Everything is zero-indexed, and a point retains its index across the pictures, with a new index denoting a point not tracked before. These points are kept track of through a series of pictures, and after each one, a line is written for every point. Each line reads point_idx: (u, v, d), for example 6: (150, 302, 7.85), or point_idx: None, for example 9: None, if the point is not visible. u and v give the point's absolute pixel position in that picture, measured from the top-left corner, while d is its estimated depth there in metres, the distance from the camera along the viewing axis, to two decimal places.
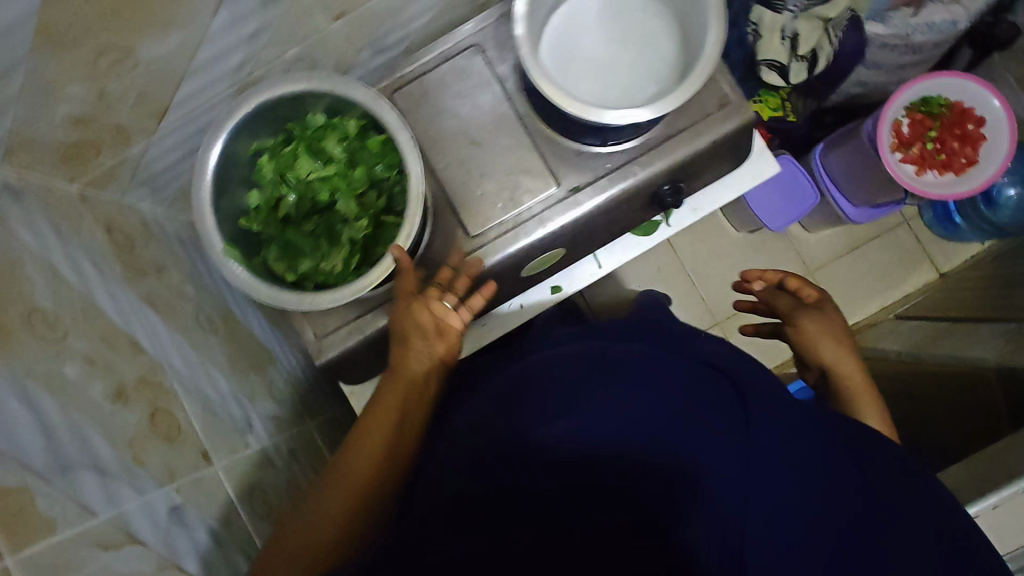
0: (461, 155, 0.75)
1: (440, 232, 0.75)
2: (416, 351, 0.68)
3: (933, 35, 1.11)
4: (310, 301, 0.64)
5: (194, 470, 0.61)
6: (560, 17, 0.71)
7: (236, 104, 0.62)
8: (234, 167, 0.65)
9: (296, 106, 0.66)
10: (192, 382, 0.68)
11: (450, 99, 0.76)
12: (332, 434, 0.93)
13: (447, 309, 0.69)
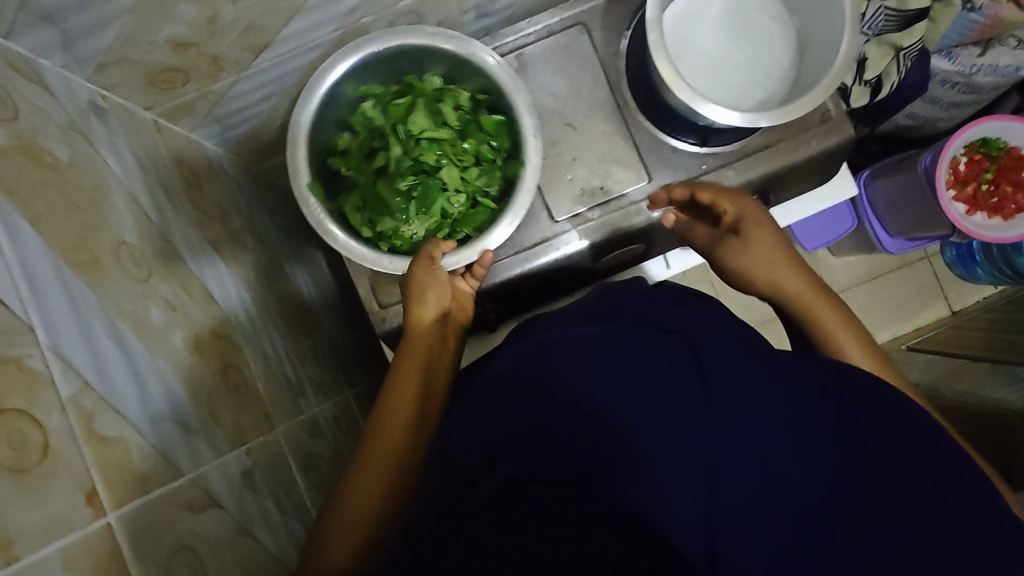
0: (555, 136, 0.73)
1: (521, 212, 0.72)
2: (428, 309, 0.63)
3: (995, 76, 1.15)
4: (378, 259, 0.63)
5: (260, 433, 0.57)
6: (678, 7, 0.69)
7: (363, 45, 0.61)
8: (338, 104, 0.64)
9: (416, 63, 0.66)
10: (253, 338, 0.65)
11: (549, 76, 0.73)
12: (366, 404, 0.90)
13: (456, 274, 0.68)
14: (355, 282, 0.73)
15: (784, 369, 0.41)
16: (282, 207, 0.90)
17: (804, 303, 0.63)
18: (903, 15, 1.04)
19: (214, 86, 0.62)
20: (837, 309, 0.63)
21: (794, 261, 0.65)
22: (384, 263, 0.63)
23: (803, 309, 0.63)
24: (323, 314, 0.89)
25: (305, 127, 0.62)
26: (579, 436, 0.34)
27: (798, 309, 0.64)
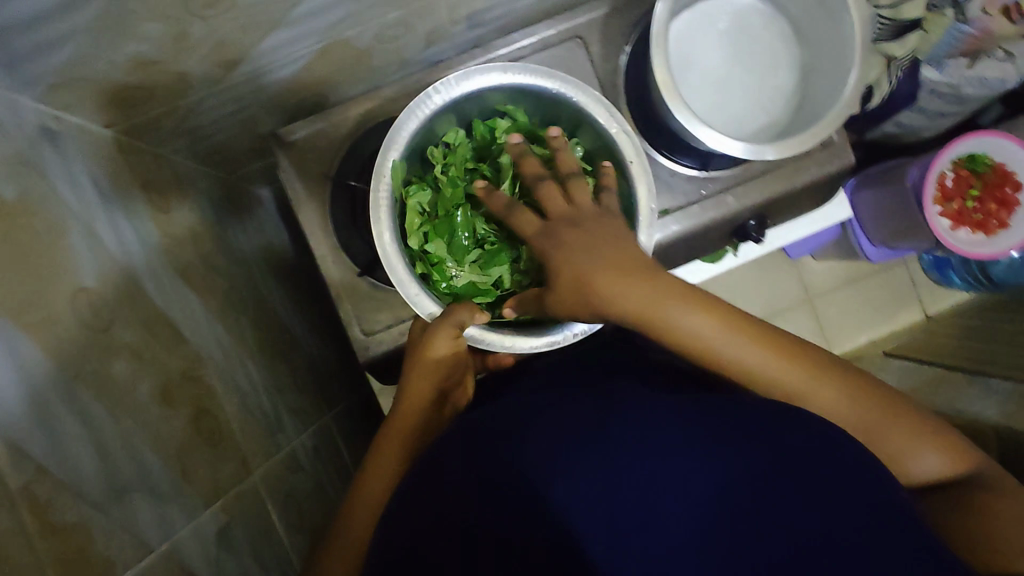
0: None
1: None
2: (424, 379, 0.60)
3: (983, 89, 1.09)
4: (409, 287, 0.57)
5: (236, 481, 0.54)
6: (681, 25, 0.66)
7: (575, 91, 0.59)
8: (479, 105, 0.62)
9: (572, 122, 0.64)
10: (228, 374, 0.60)
11: None
12: (346, 426, 0.86)
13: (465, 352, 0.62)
14: (337, 308, 0.68)
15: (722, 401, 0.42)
16: (255, 219, 0.84)
17: (641, 316, 0.48)
18: (898, 25, 1.05)
19: (182, 101, 0.57)
20: (703, 310, 0.48)
21: (680, 285, 0.49)
22: (409, 293, 0.57)
23: (646, 325, 0.48)
24: (299, 333, 0.84)
25: (430, 110, 0.58)
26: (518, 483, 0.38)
27: (669, 337, 0.48)
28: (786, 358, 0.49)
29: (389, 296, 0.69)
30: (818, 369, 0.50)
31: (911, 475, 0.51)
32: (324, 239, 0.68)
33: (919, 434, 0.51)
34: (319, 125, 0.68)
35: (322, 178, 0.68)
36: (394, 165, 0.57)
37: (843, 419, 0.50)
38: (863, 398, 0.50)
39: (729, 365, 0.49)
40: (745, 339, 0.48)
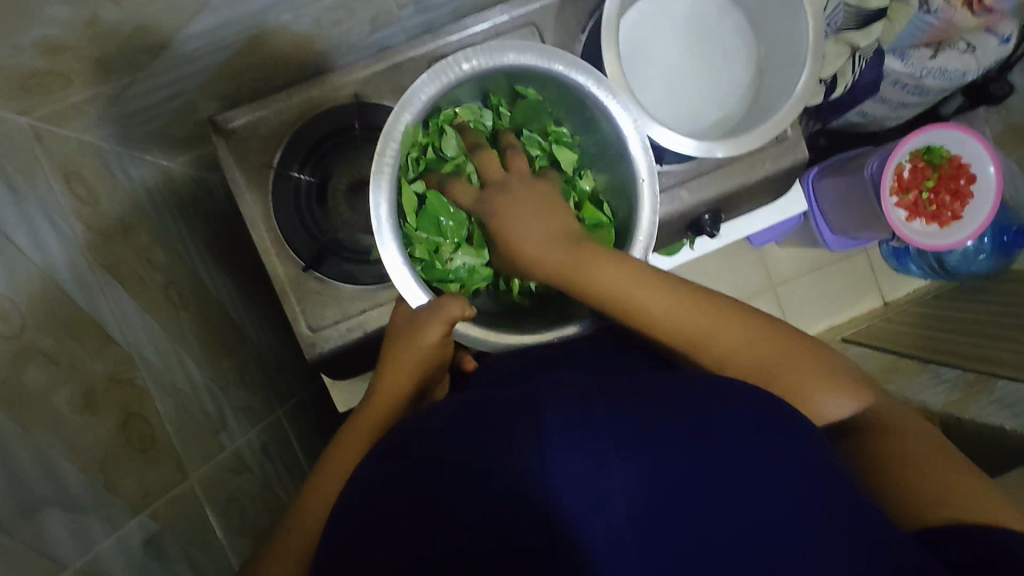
0: None
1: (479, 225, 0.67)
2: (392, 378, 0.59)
3: (943, 81, 1.13)
4: (399, 269, 0.55)
5: (170, 487, 0.52)
6: (636, 16, 0.65)
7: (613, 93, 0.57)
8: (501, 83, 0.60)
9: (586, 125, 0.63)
10: (163, 373, 0.58)
11: None
12: (297, 420, 0.84)
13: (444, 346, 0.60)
14: (281, 303, 0.66)
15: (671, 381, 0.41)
16: (199, 207, 0.81)
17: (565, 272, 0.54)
18: (863, 15, 1.02)
19: (105, 88, 0.54)
20: (619, 269, 0.53)
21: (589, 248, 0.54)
22: (399, 276, 0.56)
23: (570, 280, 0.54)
24: (247, 327, 0.82)
25: (448, 78, 0.56)
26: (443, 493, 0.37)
27: (587, 291, 0.53)
28: (692, 306, 0.52)
29: (336, 291, 0.66)
30: (726, 315, 0.52)
31: (820, 416, 0.51)
32: (266, 232, 0.65)
33: (822, 372, 0.51)
34: (261, 112, 0.64)
35: (263, 170, 0.66)
36: (404, 132, 0.55)
37: (751, 366, 0.51)
38: (772, 343, 0.51)
39: (643, 317, 0.52)
40: (657, 293, 0.52)
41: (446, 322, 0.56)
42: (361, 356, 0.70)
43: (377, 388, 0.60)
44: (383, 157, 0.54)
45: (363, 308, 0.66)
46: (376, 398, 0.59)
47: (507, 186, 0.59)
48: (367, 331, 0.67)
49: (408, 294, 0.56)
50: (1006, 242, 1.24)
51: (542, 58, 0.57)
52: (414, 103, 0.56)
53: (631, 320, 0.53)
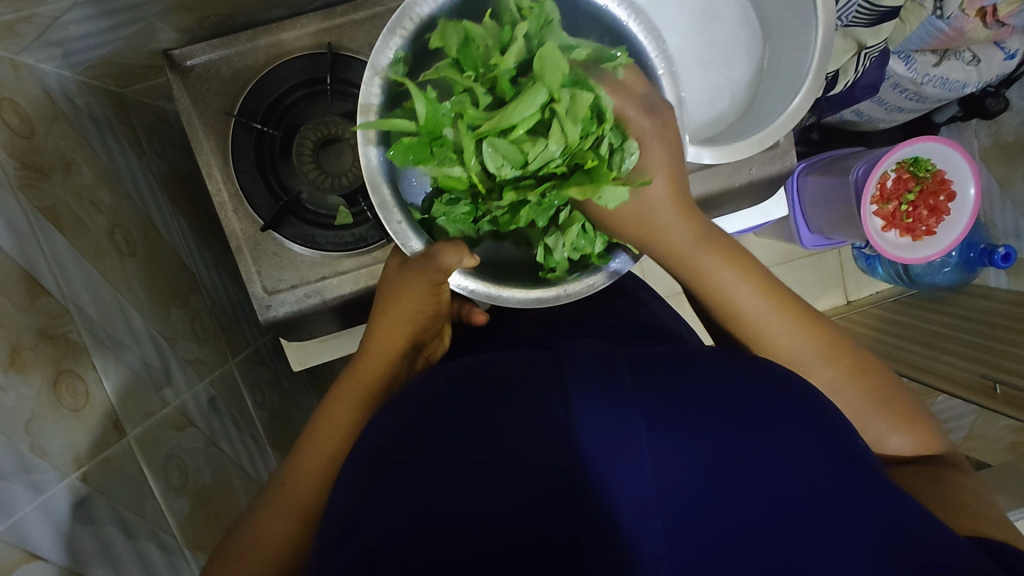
0: None
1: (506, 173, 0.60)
2: (391, 323, 0.57)
3: (942, 91, 1.12)
4: (392, 214, 0.52)
5: (102, 448, 0.50)
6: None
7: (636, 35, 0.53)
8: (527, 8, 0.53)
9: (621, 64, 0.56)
10: (102, 326, 0.55)
11: None
12: (250, 373, 0.83)
13: (437, 299, 0.56)
14: (238, 262, 0.62)
15: (658, 387, 0.40)
16: (154, 142, 0.75)
17: (684, 262, 0.56)
18: (879, 10, 0.98)
19: (40, 9, 0.49)
20: (734, 267, 0.56)
21: (710, 240, 0.56)
22: (392, 222, 0.52)
23: (686, 268, 0.57)
24: (200, 273, 0.78)
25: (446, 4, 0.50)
26: (387, 499, 0.36)
27: (700, 279, 0.57)
28: (801, 327, 0.55)
29: (295, 254, 0.63)
30: (826, 349, 0.55)
31: (882, 449, 0.55)
32: (223, 185, 0.62)
33: (897, 412, 0.55)
34: (222, 53, 0.60)
35: (224, 116, 0.61)
36: (392, 62, 0.49)
37: (840, 395, 0.55)
38: (860, 383, 0.55)
39: (759, 331, 0.55)
40: (773, 306, 0.56)
41: (438, 270, 0.53)
42: (318, 321, 0.67)
43: (374, 337, 0.57)
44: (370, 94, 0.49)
45: (323, 275, 0.64)
46: (373, 348, 0.56)
47: (660, 109, 0.51)
48: (324, 299, 0.64)
49: (398, 239, 0.53)
50: (971, 259, 1.25)
51: None
52: (402, 25, 0.49)
53: (743, 330, 0.57)
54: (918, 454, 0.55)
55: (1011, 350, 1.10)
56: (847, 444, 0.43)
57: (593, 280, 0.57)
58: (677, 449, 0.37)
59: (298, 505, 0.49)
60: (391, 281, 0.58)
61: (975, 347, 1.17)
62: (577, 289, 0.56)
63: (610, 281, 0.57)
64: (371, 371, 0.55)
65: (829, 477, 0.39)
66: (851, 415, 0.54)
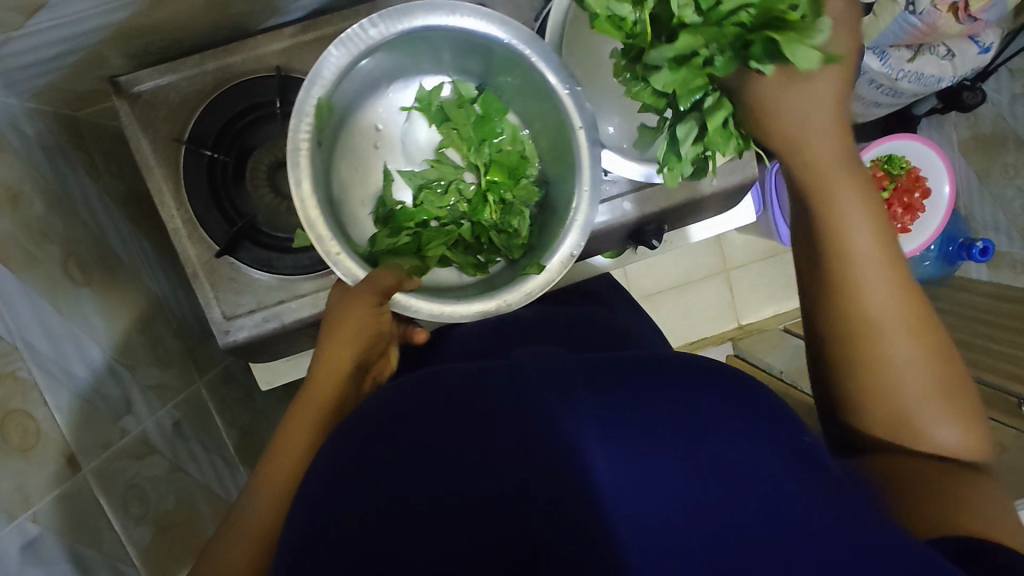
0: (416, 145, 0.67)
1: (444, 202, 0.64)
2: (337, 344, 0.55)
3: (917, 86, 1.11)
4: (330, 247, 0.53)
5: (56, 485, 0.50)
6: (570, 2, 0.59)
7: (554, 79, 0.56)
8: (441, 44, 0.59)
9: (531, 98, 0.61)
10: (53, 360, 0.55)
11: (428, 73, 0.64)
12: (220, 391, 0.82)
13: (380, 316, 0.55)
14: (194, 285, 0.62)
15: (642, 383, 0.39)
16: (112, 163, 0.74)
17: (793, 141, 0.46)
18: None
19: None
20: (847, 164, 0.46)
21: (840, 123, 0.45)
22: (330, 252, 0.53)
23: (794, 148, 0.46)
24: (163, 293, 0.77)
25: (370, 34, 0.54)
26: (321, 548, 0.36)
27: (799, 164, 0.46)
28: (891, 268, 0.46)
29: (252, 279, 0.63)
30: (902, 291, 0.46)
31: (927, 437, 0.44)
32: (176, 211, 0.61)
33: (958, 406, 0.45)
34: (170, 78, 0.59)
35: (171, 142, 0.60)
36: (316, 107, 0.53)
37: (902, 351, 0.45)
38: (925, 343, 0.45)
39: (843, 247, 0.46)
40: (871, 218, 0.46)
41: (379, 292, 0.53)
42: (278, 344, 0.67)
43: (319, 360, 0.55)
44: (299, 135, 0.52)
45: (281, 299, 0.63)
46: (318, 371, 0.54)
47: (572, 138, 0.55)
48: (283, 322, 0.64)
49: (338, 270, 0.54)
50: (949, 253, 1.25)
51: (468, 24, 0.55)
52: (321, 74, 0.54)
53: (823, 237, 0.47)
54: (964, 455, 0.44)
55: (994, 348, 1.09)
56: (811, 438, 0.40)
57: (540, 278, 0.57)
58: (643, 450, 0.36)
59: (247, 541, 0.48)
60: (336, 301, 0.57)
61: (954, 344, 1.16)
62: (534, 283, 0.56)
63: (547, 283, 0.57)
64: (321, 396, 0.53)
65: (812, 484, 0.36)
66: (905, 379, 0.45)
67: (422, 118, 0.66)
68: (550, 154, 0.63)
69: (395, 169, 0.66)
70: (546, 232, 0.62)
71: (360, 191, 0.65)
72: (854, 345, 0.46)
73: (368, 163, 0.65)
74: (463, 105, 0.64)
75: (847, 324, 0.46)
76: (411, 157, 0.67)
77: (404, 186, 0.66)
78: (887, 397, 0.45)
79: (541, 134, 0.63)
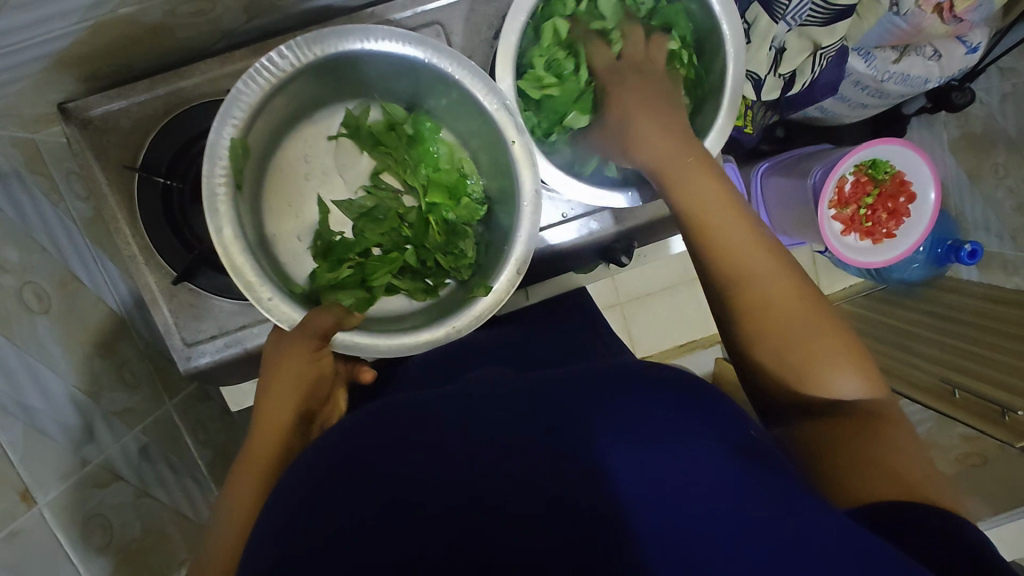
0: (355, 168, 0.70)
1: (387, 225, 0.67)
2: (279, 392, 0.55)
3: (903, 87, 1.09)
4: (258, 293, 0.56)
5: (8, 522, 0.50)
6: (517, 34, 0.59)
7: (468, 82, 0.59)
8: (359, 70, 0.62)
9: (457, 107, 0.64)
10: (7, 394, 0.54)
11: (371, 88, 0.66)
12: (193, 410, 0.82)
13: (319, 358, 0.57)
14: (153, 312, 0.61)
15: (564, 394, 0.43)
16: (76, 184, 0.73)
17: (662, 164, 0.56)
18: (832, 10, 0.96)
19: None
20: (703, 170, 0.55)
21: (676, 134, 0.57)
22: (261, 299, 0.56)
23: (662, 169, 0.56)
24: (129, 315, 0.77)
25: (280, 61, 0.56)
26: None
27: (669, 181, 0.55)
28: (753, 242, 0.52)
29: (213, 304, 0.62)
30: (775, 263, 0.51)
31: (822, 387, 0.47)
32: (132, 238, 0.60)
33: (846, 354, 0.48)
34: (120, 104, 0.58)
35: (126, 170, 0.59)
36: (229, 147, 0.55)
37: (786, 317, 0.49)
38: (805, 303, 0.49)
39: (710, 238, 0.52)
40: (734, 212, 0.53)
41: (314, 333, 0.56)
42: (243, 368, 0.66)
43: (260, 415, 0.55)
44: (213, 179, 0.54)
45: (243, 324, 0.63)
46: (260, 424, 0.54)
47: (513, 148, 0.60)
48: (245, 347, 0.63)
49: (274, 318, 0.56)
50: (939, 255, 1.23)
51: (376, 34, 0.57)
52: (232, 113, 0.55)
53: (703, 235, 0.53)
54: (869, 403, 0.47)
55: (982, 353, 1.08)
56: (752, 433, 0.43)
57: (488, 299, 0.61)
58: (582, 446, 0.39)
59: None
60: (271, 351, 0.58)
61: (941, 348, 1.15)
62: (483, 304, 0.61)
63: (495, 306, 0.61)
64: (267, 446, 0.52)
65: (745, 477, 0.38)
66: (791, 340, 0.48)
67: (353, 146, 0.69)
68: (489, 170, 0.68)
69: (330, 201, 0.69)
70: (493, 248, 0.66)
71: (296, 226, 0.68)
72: (744, 318, 0.50)
73: (301, 197, 0.69)
74: (393, 127, 0.67)
75: (731, 302, 0.51)
76: (346, 186, 0.70)
77: (341, 217, 0.70)
78: (778, 355, 0.48)
79: (480, 151, 0.68)
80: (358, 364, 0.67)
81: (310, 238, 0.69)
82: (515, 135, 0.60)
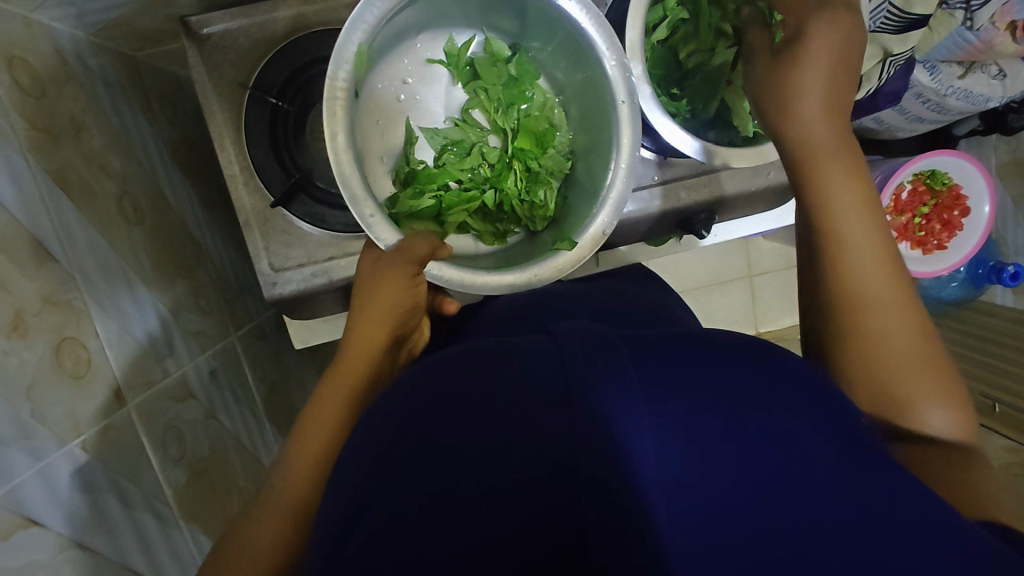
0: (448, 99, 0.70)
1: (472, 163, 0.68)
2: (368, 320, 0.55)
3: (965, 103, 1.08)
4: (362, 209, 0.54)
5: (103, 415, 0.50)
6: None
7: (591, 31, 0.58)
8: None
9: (567, 52, 0.64)
10: (106, 294, 0.54)
11: (482, 18, 0.67)
12: (252, 347, 0.82)
13: (409, 292, 0.56)
14: (246, 237, 0.62)
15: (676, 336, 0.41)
16: (165, 108, 0.74)
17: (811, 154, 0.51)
18: (907, 19, 0.90)
19: None
20: (853, 179, 0.50)
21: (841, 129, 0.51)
22: (364, 214, 0.54)
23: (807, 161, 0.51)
24: (205, 243, 0.77)
25: None
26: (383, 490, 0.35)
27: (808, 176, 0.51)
28: (887, 263, 0.49)
29: (303, 232, 0.62)
30: (897, 289, 0.48)
31: (917, 418, 0.45)
32: (235, 157, 0.61)
33: (947, 391, 0.46)
34: (241, 22, 0.59)
35: (238, 88, 0.60)
36: (355, 52, 0.55)
37: (898, 352, 0.47)
38: (918, 339, 0.47)
39: (844, 250, 0.49)
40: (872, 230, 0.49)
41: (412, 260, 0.55)
42: (322, 301, 0.67)
43: (348, 342, 0.55)
44: (336, 81, 0.53)
45: (331, 256, 0.63)
46: (348, 352, 0.55)
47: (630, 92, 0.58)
48: (331, 278, 0.63)
49: (374, 234, 0.55)
50: (979, 275, 1.18)
51: None
52: (364, 18, 0.55)
53: (830, 242, 0.50)
54: (956, 441, 0.46)
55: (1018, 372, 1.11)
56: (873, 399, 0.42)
57: (571, 254, 0.59)
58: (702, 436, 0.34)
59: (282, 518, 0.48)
60: (363, 279, 0.57)
61: (981, 366, 1.17)
62: (565, 258, 0.59)
63: (575, 264, 0.59)
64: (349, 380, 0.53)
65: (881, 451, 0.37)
66: (893, 369, 0.46)
67: (446, 77, 0.69)
68: (579, 123, 0.68)
69: (417, 126, 0.68)
70: (572, 202, 0.66)
71: (380, 147, 0.67)
72: (848, 341, 0.48)
73: (390, 117, 0.67)
74: (496, 63, 0.68)
75: (834, 318, 0.49)
76: (437, 116, 0.70)
77: (424, 145, 0.69)
78: (874, 380, 0.46)
79: (572, 102, 0.68)
80: (442, 295, 0.67)
81: (391, 161, 0.68)
82: (624, 99, 0.58)
